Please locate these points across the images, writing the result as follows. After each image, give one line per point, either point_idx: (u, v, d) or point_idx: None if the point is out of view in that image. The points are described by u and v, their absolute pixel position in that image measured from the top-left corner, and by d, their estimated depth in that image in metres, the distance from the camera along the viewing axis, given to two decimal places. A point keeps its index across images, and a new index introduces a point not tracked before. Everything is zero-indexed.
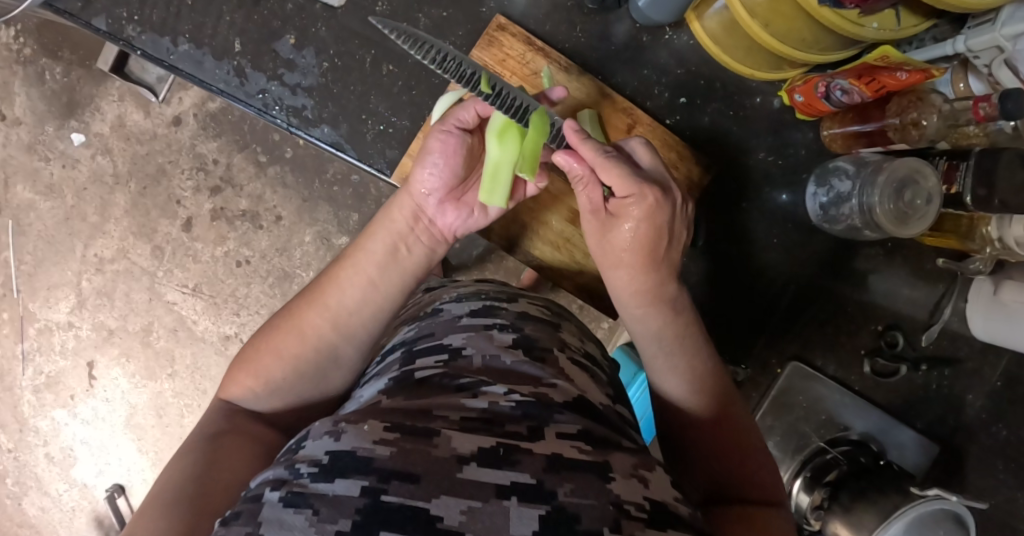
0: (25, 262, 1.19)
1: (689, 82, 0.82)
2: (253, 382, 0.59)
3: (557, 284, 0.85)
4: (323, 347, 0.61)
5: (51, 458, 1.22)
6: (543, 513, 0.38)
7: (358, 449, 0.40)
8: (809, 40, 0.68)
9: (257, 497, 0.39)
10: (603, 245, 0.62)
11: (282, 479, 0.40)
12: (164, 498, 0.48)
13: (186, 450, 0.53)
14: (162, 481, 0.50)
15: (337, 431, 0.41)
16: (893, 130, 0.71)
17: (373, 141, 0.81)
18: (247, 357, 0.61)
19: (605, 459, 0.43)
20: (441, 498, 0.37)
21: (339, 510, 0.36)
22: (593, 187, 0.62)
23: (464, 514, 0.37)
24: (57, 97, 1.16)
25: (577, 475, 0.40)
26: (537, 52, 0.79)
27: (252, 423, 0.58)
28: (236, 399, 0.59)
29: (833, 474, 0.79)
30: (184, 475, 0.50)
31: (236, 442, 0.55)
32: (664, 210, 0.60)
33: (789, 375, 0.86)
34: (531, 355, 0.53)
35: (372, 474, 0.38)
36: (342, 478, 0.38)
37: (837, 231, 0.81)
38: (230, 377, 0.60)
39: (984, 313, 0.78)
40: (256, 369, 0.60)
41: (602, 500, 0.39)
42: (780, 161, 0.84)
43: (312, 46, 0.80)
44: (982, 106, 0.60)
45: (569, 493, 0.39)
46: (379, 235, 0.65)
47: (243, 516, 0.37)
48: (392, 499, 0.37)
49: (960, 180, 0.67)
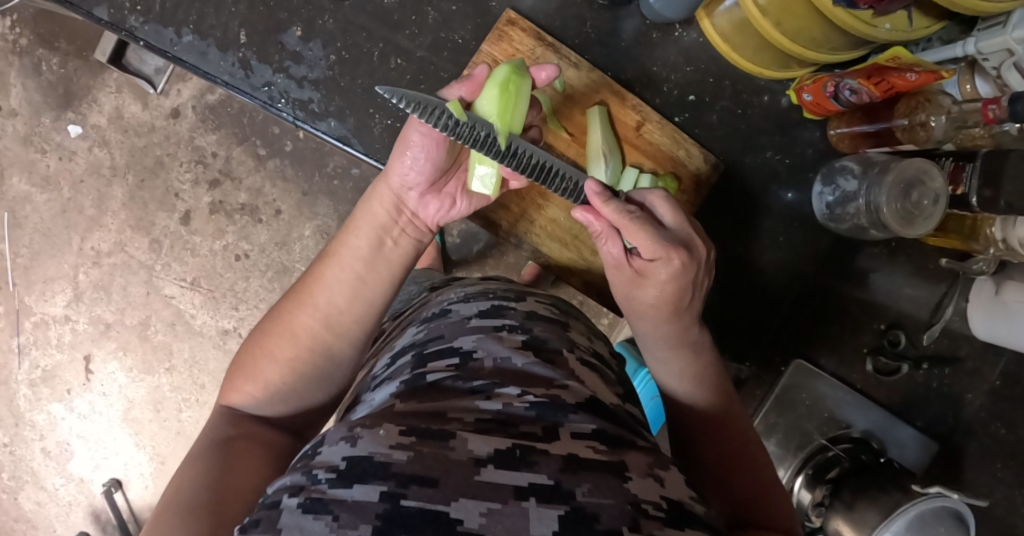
0: (20, 255, 1.18)
1: (698, 80, 0.82)
2: (253, 388, 0.59)
3: (563, 280, 0.86)
4: (324, 349, 0.60)
5: (47, 453, 1.22)
6: (561, 513, 0.38)
7: (375, 454, 0.39)
8: (820, 39, 0.68)
9: (275, 504, 0.38)
10: (628, 299, 0.61)
11: (299, 485, 0.39)
12: (179, 504, 0.47)
13: (189, 462, 0.52)
14: (174, 487, 0.50)
15: (353, 437, 0.41)
16: (901, 131, 0.72)
17: (380, 135, 0.81)
18: (245, 363, 0.60)
19: (620, 458, 0.43)
20: (459, 501, 0.38)
21: (359, 515, 0.36)
22: (613, 241, 0.61)
23: (483, 516, 0.37)
24: (54, 88, 1.14)
25: (592, 475, 0.41)
26: (546, 48, 0.79)
27: (258, 427, 0.58)
28: (238, 406, 0.59)
29: (835, 471, 0.80)
30: (192, 481, 0.50)
31: (244, 444, 0.55)
32: (692, 271, 0.58)
33: (792, 373, 0.86)
34: (542, 356, 0.52)
35: (391, 479, 0.38)
36: (360, 483, 0.38)
37: (842, 230, 0.81)
38: (229, 384, 0.60)
39: (986, 313, 0.79)
40: (257, 376, 0.59)
41: (619, 499, 0.39)
42: (787, 159, 0.84)
43: (318, 39, 0.80)
44: (991, 109, 0.62)
45: (586, 493, 0.39)
46: (362, 237, 0.63)
47: (262, 523, 0.37)
48: (412, 503, 0.37)
49: (966, 182, 0.69)
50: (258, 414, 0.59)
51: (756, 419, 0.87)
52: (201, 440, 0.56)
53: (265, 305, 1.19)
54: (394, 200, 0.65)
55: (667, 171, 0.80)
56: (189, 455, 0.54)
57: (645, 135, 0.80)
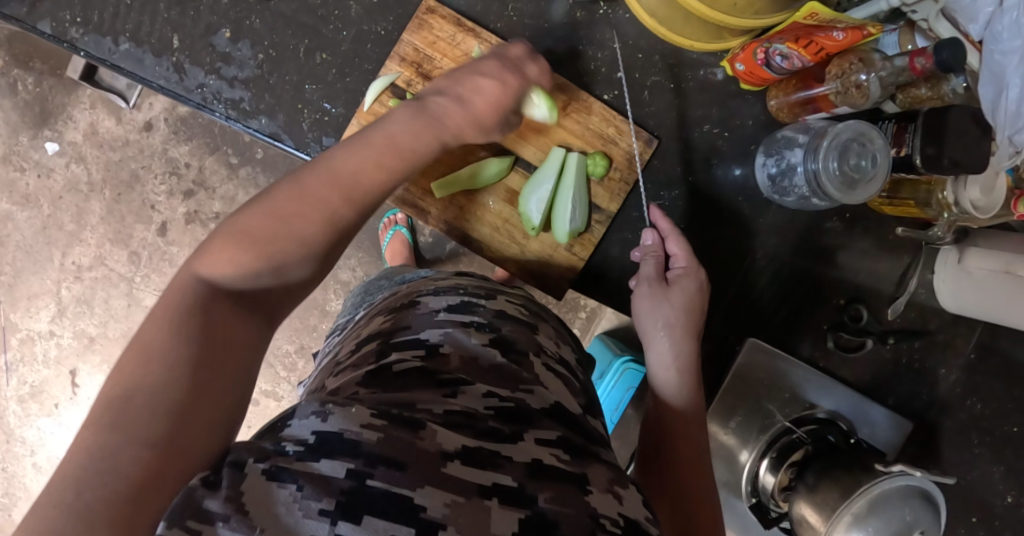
0: (4, 273, 1.19)
1: (627, 57, 0.80)
2: (247, 261, 0.49)
3: (498, 265, 0.83)
4: (337, 224, 0.53)
5: (39, 468, 1.23)
6: (521, 516, 0.37)
7: (345, 432, 0.37)
8: (742, 4, 0.63)
9: (240, 466, 0.35)
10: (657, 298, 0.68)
11: (265, 452, 0.36)
12: (139, 421, 0.39)
13: (159, 350, 0.42)
14: (130, 387, 0.40)
15: (324, 412, 0.38)
16: (835, 95, 0.69)
17: (310, 129, 0.81)
18: (236, 230, 0.50)
19: (583, 471, 0.42)
20: (424, 488, 0.36)
21: (323, 490, 0.34)
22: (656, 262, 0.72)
23: (446, 506, 0.36)
24: (30, 107, 1.16)
25: (555, 484, 0.39)
26: (467, 33, 0.79)
27: (236, 311, 0.48)
28: (221, 281, 0.48)
29: (799, 454, 0.77)
30: (160, 383, 0.41)
31: (225, 330, 0.46)
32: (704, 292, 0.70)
33: (748, 350, 0.82)
34: (509, 357, 0.52)
35: (360, 457, 0.36)
36: (327, 458, 0.36)
37: (788, 203, 0.79)
38: (210, 249, 0.49)
39: (952, 285, 0.77)
40: (262, 249, 0.50)
41: (580, 511, 0.38)
42: (727, 133, 0.81)
43: (246, 39, 0.79)
44: (919, 60, 0.58)
45: (548, 499, 0.38)
46: (404, 146, 0.60)
47: (225, 483, 0.35)
48: (377, 485, 0.35)
49: (909, 143, 0.65)
50: (237, 293, 0.49)
51: (714, 402, 0.84)
52: (168, 309, 0.45)
53: None
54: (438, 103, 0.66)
55: (598, 150, 0.80)
56: (154, 333, 0.43)
57: (574, 115, 0.80)
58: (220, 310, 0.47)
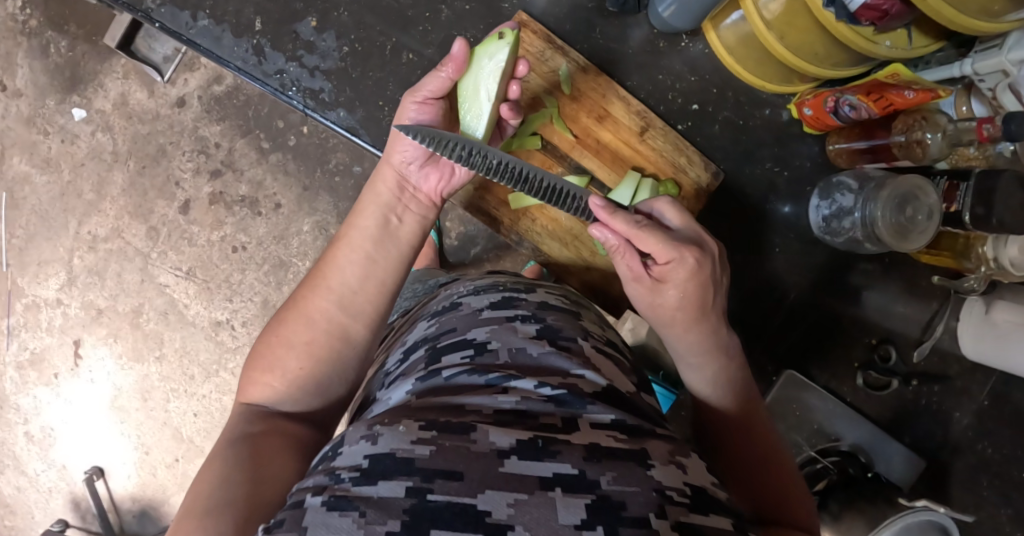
0: (16, 236, 1.17)
1: (700, 89, 0.84)
2: (274, 377, 0.56)
3: (560, 280, 0.87)
4: (348, 338, 0.58)
5: (30, 437, 1.21)
6: (588, 502, 0.37)
7: (396, 451, 0.39)
8: (822, 54, 0.70)
9: (298, 505, 0.38)
10: (651, 310, 0.56)
11: (322, 485, 0.39)
12: (213, 502, 0.45)
13: (218, 457, 0.50)
14: (203, 486, 0.47)
15: (372, 435, 0.40)
16: (898, 148, 0.73)
17: (389, 128, 0.82)
18: (262, 353, 0.58)
19: (642, 447, 0.42)
20: (485, 493, 0.37)
21: (386, 512, 0.36)
22: (631, 255, 0.56)
23: (510, 507, 0.36)
24: (60, 71, 1.13)
25: (618, 464, 0.40)
26: (555, 50, 0.81)
27: (290, 422, 0.55)
28: (265, 400, 0.56)
29: (823, 483, 0.82)
30: (222, 483, 0.47)
31: (274, 438, 0.53)
32: (707, 264, 0.55)
33: (784, 383, 0.86)
34: (557, 346, 0.50)
35: (416, 475, 0.37)
36: (384, 480, 0.37)
37: (838, 243, 0.82)
38: (248, 378, 0.57)
39: (974, 334, 0.81)
40: (280, 360, 0.57)
41: (644, 487, 0.38)
42: (785, 172, 0.86)
43: (332, 30, 0.81)
44: (986, 128, 0.63)
45: (611, 482, 0.38)
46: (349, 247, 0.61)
47: (286, 524, 0.37)
48: (439, 498, 0.36)
49: (960, 200, 0.69)
50: (281, 407, 0.56)
51: None
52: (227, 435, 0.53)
53: (259, 299, 1.17)
54: (397, 179, 0.65)
55: (668, 178, 0.81)
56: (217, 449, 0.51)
57: (649, 141, 0.81)
58: (272, 426, 0.54)
